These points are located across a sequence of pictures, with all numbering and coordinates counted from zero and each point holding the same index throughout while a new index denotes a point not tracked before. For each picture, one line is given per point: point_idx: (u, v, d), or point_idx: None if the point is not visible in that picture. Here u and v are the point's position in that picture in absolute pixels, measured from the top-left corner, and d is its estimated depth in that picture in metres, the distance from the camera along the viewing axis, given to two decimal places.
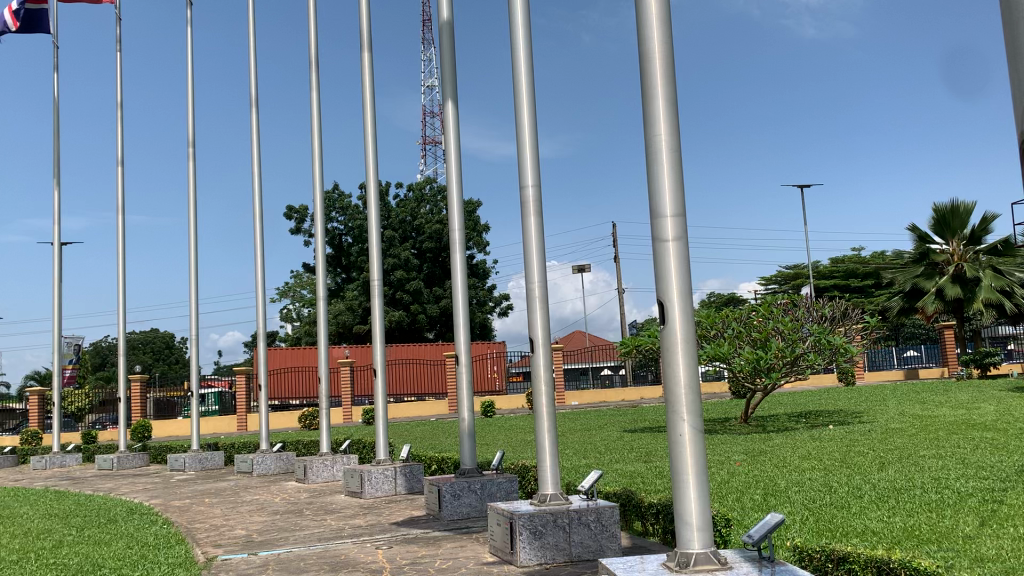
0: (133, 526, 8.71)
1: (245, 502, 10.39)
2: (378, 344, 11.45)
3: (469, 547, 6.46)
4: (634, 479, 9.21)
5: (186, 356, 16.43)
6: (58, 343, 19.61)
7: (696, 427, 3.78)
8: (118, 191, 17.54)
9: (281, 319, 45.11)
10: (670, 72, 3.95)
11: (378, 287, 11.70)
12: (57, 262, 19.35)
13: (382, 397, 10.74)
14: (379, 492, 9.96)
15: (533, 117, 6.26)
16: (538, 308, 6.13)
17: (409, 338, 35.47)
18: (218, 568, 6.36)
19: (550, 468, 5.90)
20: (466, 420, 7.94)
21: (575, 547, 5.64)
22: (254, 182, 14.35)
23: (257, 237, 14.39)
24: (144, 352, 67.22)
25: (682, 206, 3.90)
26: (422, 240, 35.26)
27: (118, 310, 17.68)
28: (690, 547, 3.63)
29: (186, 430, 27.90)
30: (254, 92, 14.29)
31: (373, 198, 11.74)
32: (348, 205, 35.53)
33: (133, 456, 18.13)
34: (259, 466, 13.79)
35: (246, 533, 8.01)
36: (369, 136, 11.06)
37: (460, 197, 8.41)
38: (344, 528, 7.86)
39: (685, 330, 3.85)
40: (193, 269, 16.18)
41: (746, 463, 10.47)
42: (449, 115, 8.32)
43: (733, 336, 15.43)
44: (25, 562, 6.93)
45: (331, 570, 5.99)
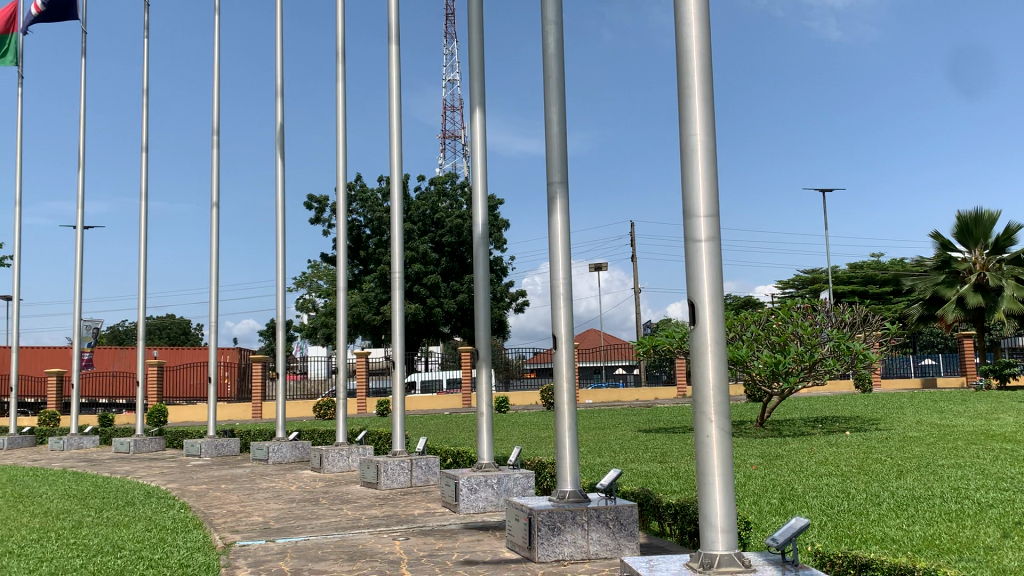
0: (152, 510, 8.79)
1: (263, 489, 10.47)
2: (397, 336, 11.39)
3: (486, 542, 6.44)
4: (650, 479, 9.18)
5: (205, 342, 16.47)
6: (78, 328, 19.76)
7: (723, 428, 3.74)
8: (141, 177, 17.62)
9: (298, 308, 45.39)
10: (706, 70, 3.93)
11: (399, 285, 11.68)
12: (79, 246, 19.48)
13: (398, 388, 10.69)
14: (395, 483, 9.98)
15: (562, 113, 6.21)
16: (562, 304, 6.12)
17: (425, 332, 35.46)
18: (237, 553, 6.41)
19: (569, 463, 5.89)
20: (484, 414, 7.99)
21: (593, 546, 5.62)
22: (277, 170, 14.40)
23: (279, 228, 14.46)
24: (159, 338, 67.87)
25: (716, 206, 3.88)
26: (442, 233, 35.43)
27: (138, 293, 17.79)
28: (714, 549, 3.65)
29: (200, 416, 28.14)
30: (280, 82, 14.37)
31: (395, 193, 11.70)
32: (369, 197, 35.67)
33: (150, 440, 18.21)
34: (276, 455, 13.86)
35: (264, 519, 8.06)
36: (392, 130, 11.08)
37: (487, 195, 8.44)
38: (361, 518, 7.90)
39: (715, 333, 3.82)
40: (215, 258, 16.25)
41: (762, 467, 10.43)
42: (476, 108, 8.35)
43: (751, 339, 15.35)
44: (48, 540, 7.04)
45: (348, 559, 6.00)
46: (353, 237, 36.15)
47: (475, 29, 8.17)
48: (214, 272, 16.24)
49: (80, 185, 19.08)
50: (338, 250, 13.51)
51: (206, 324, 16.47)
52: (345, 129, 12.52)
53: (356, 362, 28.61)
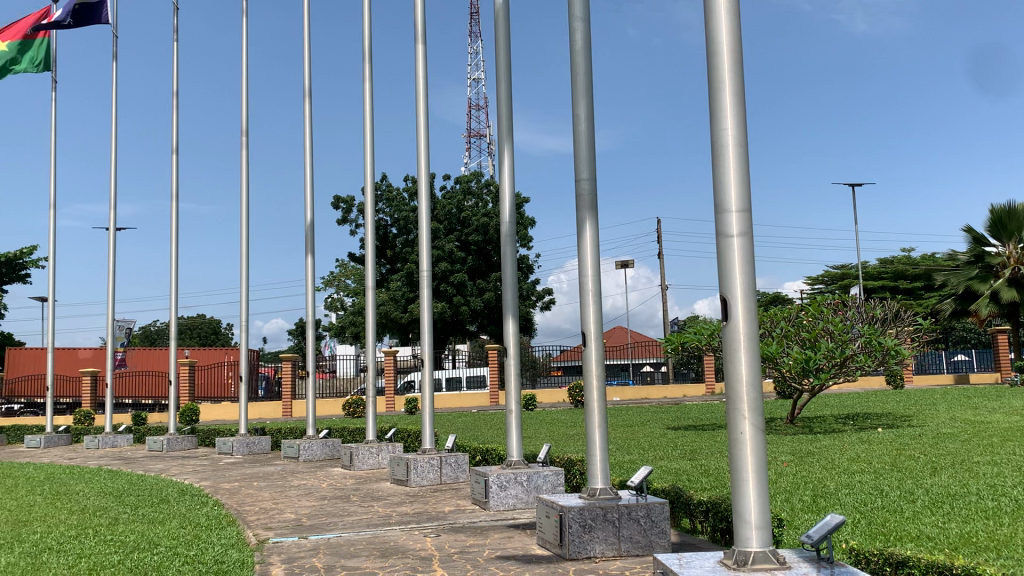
0: (185, 507, 8.89)
1: (294, 487, 10.56)
2: (426, 334, 11.43)
3: (517, 539, 6.46)
4: (680, 477, 9.13)
5: (236, 341, 16.65)
6: (112, 328, 20.05)
7: (757, 424, 3.72)
8: (172, 178, 17.83)
9: (326, 307, 45.72)
10: (738, 64, 3.91)
11: (427, 283, 11.72)
12: (113, 247, 19.75)
13: (427, 386, 10.73)
14: (424, 480, 10.03)
15: (590, 109, 6.20)
16: (591, 301, 6.11)
17: (452, 330, 35.55)
18: (270, 549, 6.47)
19: (600, 460, 5.88)
20: (513, 412, 8.00)
21: (624, 543, 5.62)
22: (306, 170, 14.51)
23: (307, 227, 14.56)
24: (190, 337, 68.68)
25: (748, 201, 3.86)
26: (468, 232, 35.50)
27: (171, 292, 18.01)
28: (748, 546, 3.63)
29: (231, 415, 28.44)
30: (308, 83, 14.46)
31: (423, 192, 11.75)
32: (395, 196, 35.82)
33: (183, 439, 18.43)
34: (307, 452, 13.98)
35: (296, 516, 8.14)
36: (419, 129, 11.12)
37: (515, 192, 8.46)
38: (392, 515, 7.94)
39: (748, 328, 3.80)
40: (245, 258, 16.41)
41: (793, 464, 10.35)
42: (504, 104, 8.37)
43: (781, 335, 15.23)
44: (85, 537, 7.15)
45: (381, 555, 6.04)
46: (380, 236, 36.34)
47: (502, 27, 8.18)
48: (244, 272, 16.40)
49: (113, 187, 19.35)
50: (366, 248, 13.57)
51: (237, 323, 16.64)
52: (373, 129, 12.59)
53: (384, 361, 28.76)
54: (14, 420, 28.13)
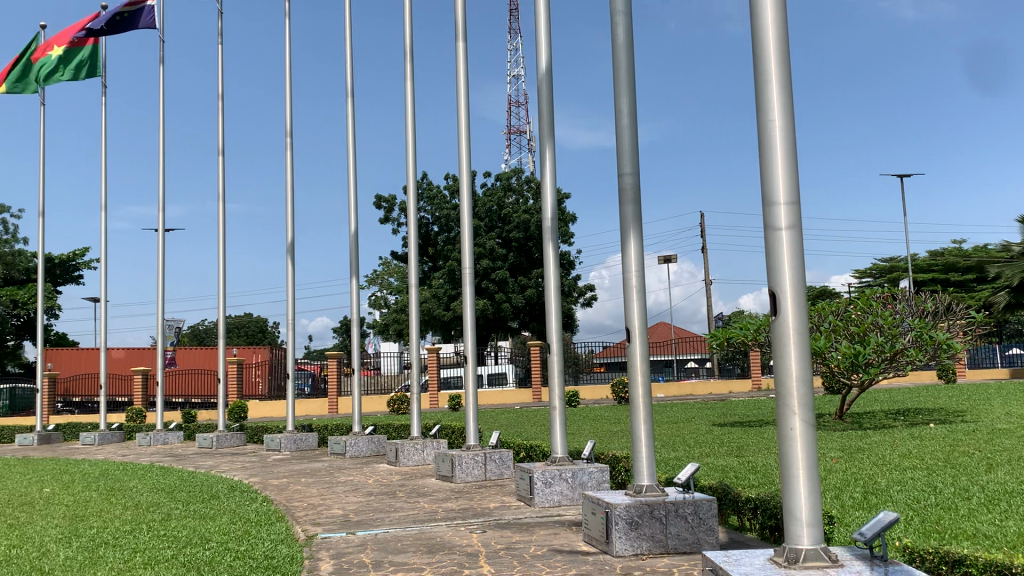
0: (236, 503, 9.04)
1: (341, 483, 10.67)
2: (469, 331, 11.44)
3: (563, 535, 6.45)
4: (726, 474, 9.03)
5: (282, 340, 16.87)
6: (162, 328, 20.44)
7: (807, 420, 3.66)
8: (218, 179, 18.12)
9: (369, 305, 46.12)
10: (784, 55, 3.84)
11: (470, 281, 11.74)
12: (162, 248, 20.13)
13: (470, 383, 10.77)
14: (469, 476, 10.06)
15: (632, 104, 6.15)
16: (635, 297, 6.07)
17: (494, 327, 35.63)
18: (319, 545, 6.55)
19: (645, 457, 5.84)
20: (557, 408, 7.98)
21: (672, 540, 5.58)
22: (349, 170, 14.64)
23: (351, 226, 14.69)
24: (238, 336, 69.75)
25: (797, 193, 3.80)
26: (509, 229, 35.49)
27: (218, 292, 18.31)
28: (799, 543, 3.58)
29: (278, 412, 28.85)
30: (350, 83, 14.58)
31: (464, 189, 11.77)
32: (436, 194, 35.96)
33: (232, 436, 18.72)
34: (353, 448, 14.12)
35: (343, 512, 8.22)
36: (460, 127, 11.14)
37: (557, 188, 8.44)
38: (438, 511, 7.98)
39: (798, 323, 3.74)
40: (290, 257, 16.61)
41: (843, 460, 10.17)
42: (545, 101, 8.35)
43: (829, 330, 14.98)
44: (139, 532, 7.31)
45: (428, 551, 6.07)
46: (422, 234, 36.53)
47: (543, 22, 8.15)
48: (289, 271, 16.61)
49: (161, 189, 19.71)
50: (408, 246, 13.64)
51: (283, 322, 16.86)
52: (414, 128, 12.65)
53: (427, 358, 28.92)
54: (69, 418, 28.83)
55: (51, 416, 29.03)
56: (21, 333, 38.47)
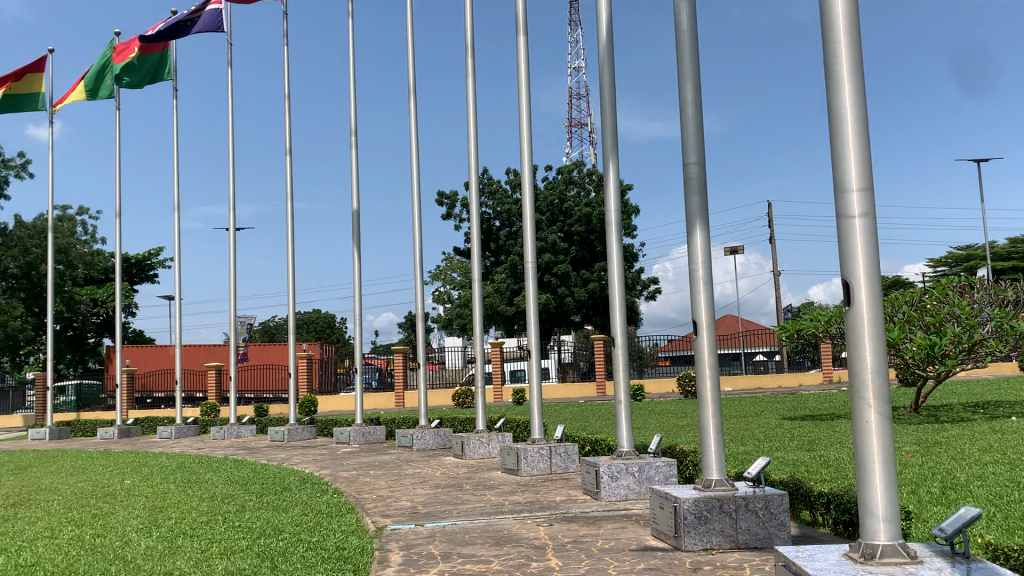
0: (307, 495, 9.23)
1: (409, 475, 10.81)
2: (532, 324, 11.46)
3: (630, 529, 6.42)
4: (798, 468, 8.87)
5: (350, 335, 17.14)
6: (235, 325, 20.97)
7: (882, 412, 3.56)
8: (287, 178, 18.49)
9: (434, 300, 46.55)
10: (855, 37, 3.74)
11: (533, 274, 11.72)
12: (233, 246, 20.64)
13: (534, 377, 10.78)
14: (535, 470, 10.08)
15: (697, 93, 6.06)
16: (701, 288, 5.99)
17: (557, 321, 35.60)
18: (389, 536, 6.65)
19: (714, 451, 5.77)
20: (623, 402, 7.93)
21: (742, 535, 5.51)
22: (412, 166, 14.77)
23: (415, 222, 14.84)
24: (307, 331, 71.25)
25: (870, 179, 3.70)
26: (572, 222, 35.39)
27: (288, 288, 18.69)
28: (876, 538, 3.49)
29: (347, 405, 29.37)
30: (412, 80, 14.71)
31: (526, 184, 11.77)
32: (497, 189, 36.05)
33: (302, 429, 19.13)
34: (420, 441, 14.28)
35: (412, 504, 8.33)
36: (522, 121, 11.14)
37: (620, 180, 8.38)
38: (504, 504, 8.03)
39: (872, 312, 3.64)
40: (355, 254, 16.86)
41: (919, 454, 9.88)
42: (607, 93, 8.31)
43: (903, 321, 14.58)
44: (216, 523, 7.53)
45: (496, 543, 6.11)
46: (484, 229, 36.68)
47: (604, 13, 8.10)
48: (356, 267, 16.86)
49: (231, 189, 20.21)
50: (471, 241, 13.71)
51: (350, 317, 17.12)
52: (476, 123, 12.69)
53: (491, 352, 29.06)
54: (147, 412, 29.85)
55: (131, 411, 30.09)
56: (101, 330, 39.95)
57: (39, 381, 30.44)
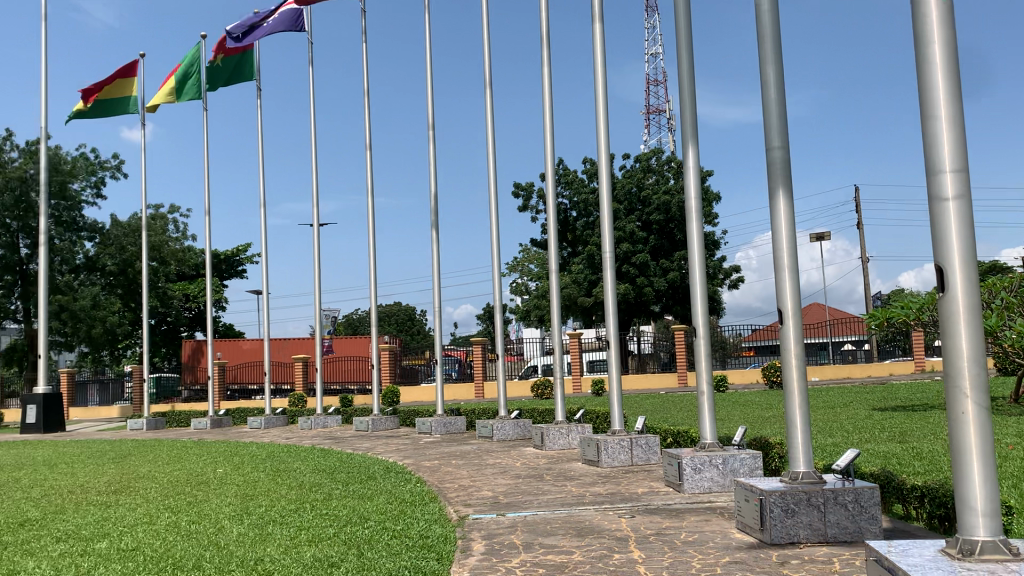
0: (391, 483, 9.39)
1: (490, 465, 10.88)
2: (611, 315, 11.37)
3: (714, 522, 6.32)
4: (889, 460, 8.60)
5: (430, 327, 17.35)
6: (319, 318, 21.47)
7: (980, 404, 3.41)
8: (367, 173, 18.80)
9: (512, 291, 46.74)
10: (947, 9, 3.57)
11: (611, 265, 11.62)
12: (317, 240, 21.11)
13: (614, 367, 10.71)
14: (616, 461, 10.03)
15: (779, 75, 5.90)
16: (786, 275, 5.83)
17: (637, 311, 35.31)
18: (471, 525, 6.71)
19: (802, 443, 5.62)
20: (706, 393, 7.81)
21: (831, 529, 5.36)
22: (489, 158, 14.83)
23: (492, 214, 14.90)
24: (389, 324, 72.53)
25: (965, 159, 3.53)
26: (650, 211, 34.99)
27: (369, 281, 19.02)
28: (975, 534, 3.35)
29: (428, 396, 29.81)
30: (488, 72, 14.75)
31: (603, 173, 11.68)
32: (574, 179, 35.90)
33: (386, 419, 19.47)
34: (500, 432, 14.37)
35: (493, 494, 8.39)
36: (598, 110, 11.05)
37: (700, 167, 8.24)
38: (585, 495, 8.01)
39: (969, 298, 3.48)
40: (434, 247, 17.04)
41: (1021, 447, 9.45)
42: (686, 78, 8.16)
43: (1002, 308, 13.95)
44: (303, 511, 7.73)
45: (577, 534, 6.10)
46: (562, 220, 36.60)
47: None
48: (434, 260, 17.04)
49: (314, 185, 20.65)
50: (548, 233, 13.69)
51: (430, 309, 17.33)
52: (552, 114, 12.66)
53: (570, 343, 29.03)
54: (238, 403, 30.87)
55: (222, 402, 31.16)
56: (194, 324, 41.45)
57: (137, 373, 31.78)
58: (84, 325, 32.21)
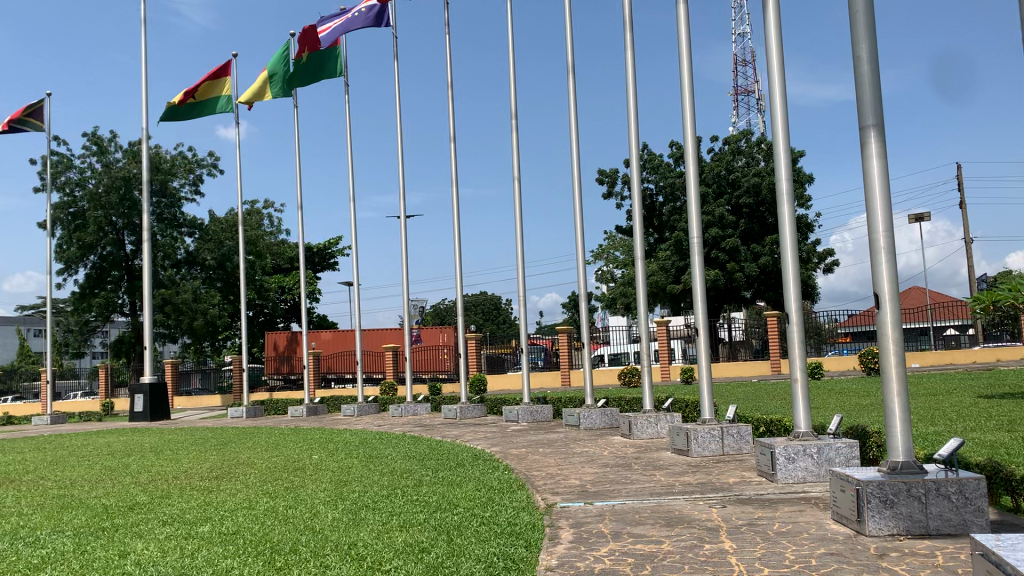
0: (479, 471, 9.49)
1: (578, 454, 10.86)
2: (699, 302, 11.17)
3: (809, 513, 6.15)
4: (997, 451, 8.21)
5: (515, 316, 17.41)
6: (407, 308, 21.79)
7: None
8: (451, 164, 18.96)
9: (598, 279, 46.45)
10: None
11: (698, 251, 11.42)
12: (404, 232, 21.42)
13: (704, 356, 10.53)
14: (706, 451, 9.87)
15: (873, 50, 5.67)
16: (883, 257, 5.60)
17: (727, 298, 34.67)
18: (559, 514, 6.71)
19: (901, 432, 5.41)
20: (799, 381, 7.60)
21: (933, 521, 5.16)
22: (573, 146, 14.75)
23: (576, 201, 14.83)
24: (474, 313, 73.16)
25: None
26: (740, 194, 34.24)
27: (455, 271, 19.20)
28: None
29: (515, 384, 29.99)
30: (571, 59, 14.65)
31: (690, 158, 11.47)
32: (660, 164, 35.40)
33: (474, 407, 19.66)
34: (587, 421, 14.33)
35: (581, 483, 8.36)
36: (684, 93, 10.85)
37: (791, 148, 8.00)
38: (675, 484, 7.90)
39: None
40: (518, 236, 17.09)
41: None
42: (774, 57, 7.94)
43: None
44: (394, 497, 7.88)
45: (667, 524, 6.02)
46: (648, 205, 36.17)
47: None
48: (519, 249, 17.08)
49: (400, 177, 20.94)
50: (634, 220, 13.53)
51: (516, 298, 17.39)
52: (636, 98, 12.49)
53: (658, 330, 28.71)
54: (332, 392, 31.69)
55: (317, 391, 32.04)
56: (289, 315, 42.70)
57: (236, 363, 32.94)
58: (186, 317, 33.40)
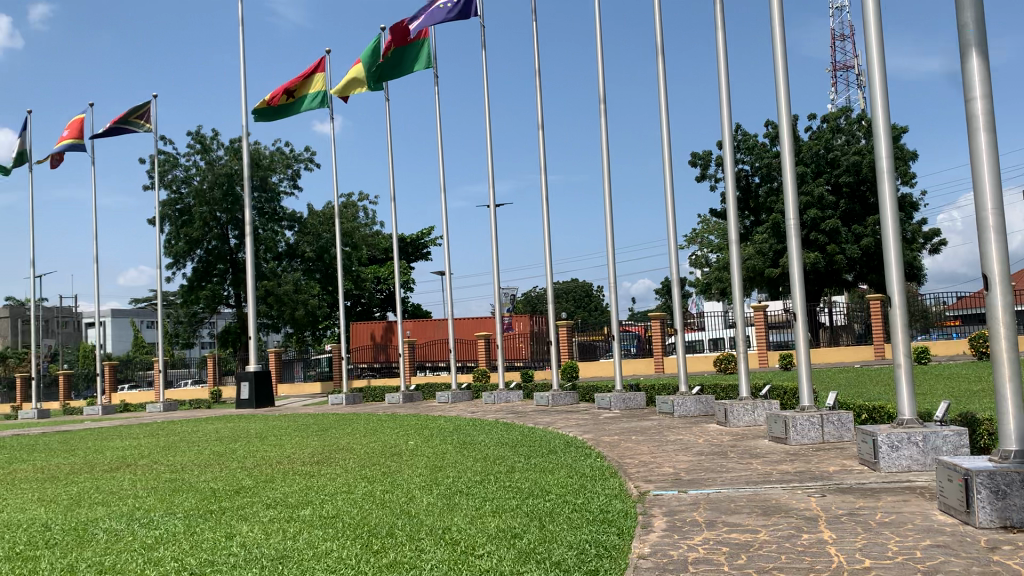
0: (571, 458, 9.49)
1: (672, 441, 10.74)
2: (797, 286, 10.85)
3: (914, 503, 5.92)
4: None
5: (607, 302, 17.31)
6: (499, 296, 21.94)
7: None
8: (540, 151, 18.94)
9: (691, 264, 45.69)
10: None
11: (795, 233, 11.10)
12: (494, 220, 21.55)
13: (802, 341, 10.24)
14: (805, 439, 9.61)
15: (979, 18, 5.38)
16: (992, 236, 5.32)
17: (827, 281, 33.61)
18: (652, 501, 6.66)
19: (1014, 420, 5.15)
20: (904, 366, 7.31)
21: None
22: (663, 130, 14.54)
23: (666, 186, 14.62)
24: (566, 300, 73.07)
25: None
26: (839, 174, 33.10)
27: (545, 258, 19.21)
28: None
29: (608, 371, 29.90)
30: (660, 40, 14.42)
31: (785, 137, 11.14)
32: (754, 144, 34.53)
33: (566, 395, 19.67)
34: (681, 408, 14.15)
35: (675, 470, 8.27)
36: (778, 71, 10.54)
37: (891, 123, 7.67)
38: (772, 473, 7.73)
39: None
40: (608, 222, 16.97)
41: None
42: (872, 29, 7.62)
43: None
44: (488, 482, 7.98)
45: (763, 513, 5.90)
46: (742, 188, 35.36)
47: None
48: (610, 235, 16.96)
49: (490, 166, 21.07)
50: (727, 203, 13.24)
51: (607, 285, 17.28)
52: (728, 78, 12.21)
53: (754, 315, 28.12)
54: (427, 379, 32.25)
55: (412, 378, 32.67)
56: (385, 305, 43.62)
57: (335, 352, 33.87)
58: (288, 307, 34.51)
